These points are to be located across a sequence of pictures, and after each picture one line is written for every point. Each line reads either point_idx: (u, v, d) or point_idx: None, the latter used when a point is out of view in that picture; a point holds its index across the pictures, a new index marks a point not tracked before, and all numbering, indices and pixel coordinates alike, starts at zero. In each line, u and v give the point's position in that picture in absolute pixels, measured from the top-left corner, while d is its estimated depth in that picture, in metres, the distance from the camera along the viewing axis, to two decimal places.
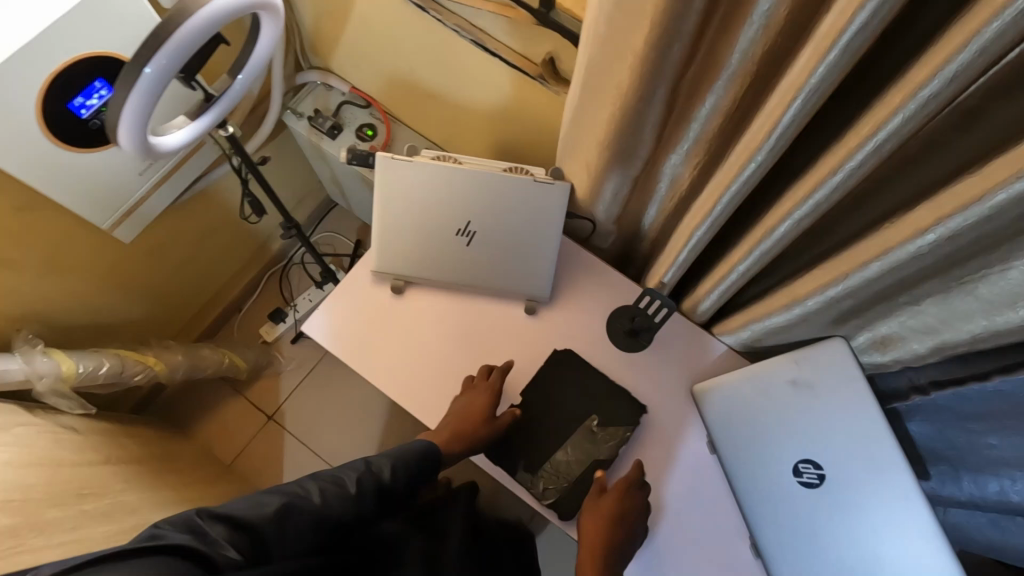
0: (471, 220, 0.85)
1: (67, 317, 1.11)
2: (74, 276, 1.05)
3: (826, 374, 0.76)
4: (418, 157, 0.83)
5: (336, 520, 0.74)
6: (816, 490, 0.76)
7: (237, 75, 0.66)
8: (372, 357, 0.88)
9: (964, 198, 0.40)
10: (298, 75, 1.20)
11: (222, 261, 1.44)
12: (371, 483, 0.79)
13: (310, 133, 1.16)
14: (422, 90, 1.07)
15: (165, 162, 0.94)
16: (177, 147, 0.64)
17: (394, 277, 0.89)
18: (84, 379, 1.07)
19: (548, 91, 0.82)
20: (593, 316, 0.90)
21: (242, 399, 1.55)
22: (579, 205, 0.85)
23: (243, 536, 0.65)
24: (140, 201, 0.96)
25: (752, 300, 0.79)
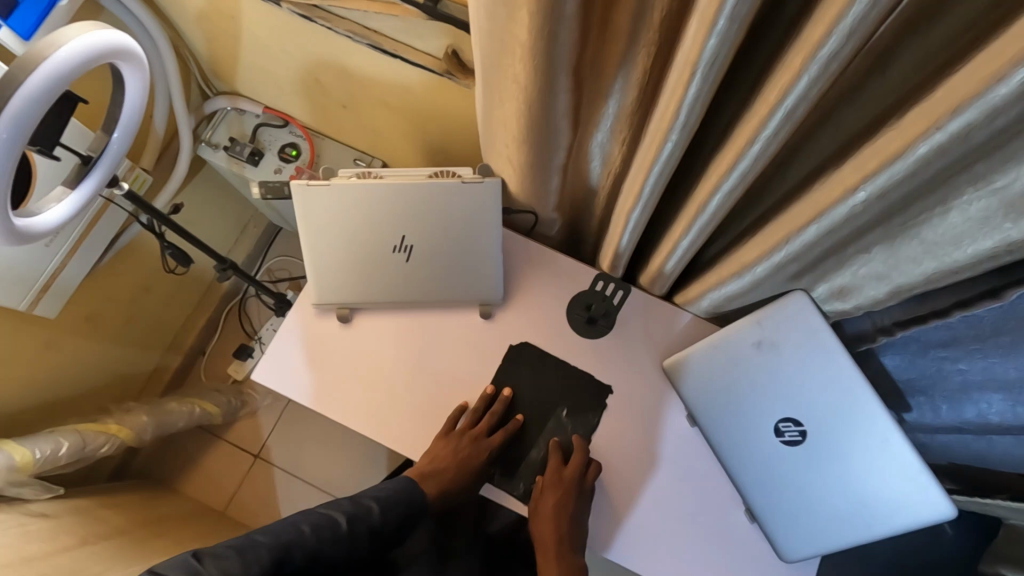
0: (406, 234, 0.81)
1: (11, 402, 1.04)
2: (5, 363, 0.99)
3: (790, 330, 0.72)
4: (336, 178, 0.78)
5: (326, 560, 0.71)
6: (799, 447, 0.74)
7: (111, 132, 0.60)
8: (331, 394, 0.84)
9: (887, 154, 0.37)
10: (205, 103, 1.12)
11: (169, 309, 1.38)
12: (362, 525, 0.75)
13: (230, 164, 1.09)
14: (336, 100, 1.01)
15: (72, 229, 0.89)
16: (56, 223, 0.58)
17: (339, 306, 0.85)
18: (44, 464, 1.02)
19: (458, 85, 0.78)
20: (551, 309, 0.86)
21: (223, 443, 1.51)
22: (515, 198, 0.81)
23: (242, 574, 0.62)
24: (56, 273, 0.90)
25: (705, 267, 0.77)
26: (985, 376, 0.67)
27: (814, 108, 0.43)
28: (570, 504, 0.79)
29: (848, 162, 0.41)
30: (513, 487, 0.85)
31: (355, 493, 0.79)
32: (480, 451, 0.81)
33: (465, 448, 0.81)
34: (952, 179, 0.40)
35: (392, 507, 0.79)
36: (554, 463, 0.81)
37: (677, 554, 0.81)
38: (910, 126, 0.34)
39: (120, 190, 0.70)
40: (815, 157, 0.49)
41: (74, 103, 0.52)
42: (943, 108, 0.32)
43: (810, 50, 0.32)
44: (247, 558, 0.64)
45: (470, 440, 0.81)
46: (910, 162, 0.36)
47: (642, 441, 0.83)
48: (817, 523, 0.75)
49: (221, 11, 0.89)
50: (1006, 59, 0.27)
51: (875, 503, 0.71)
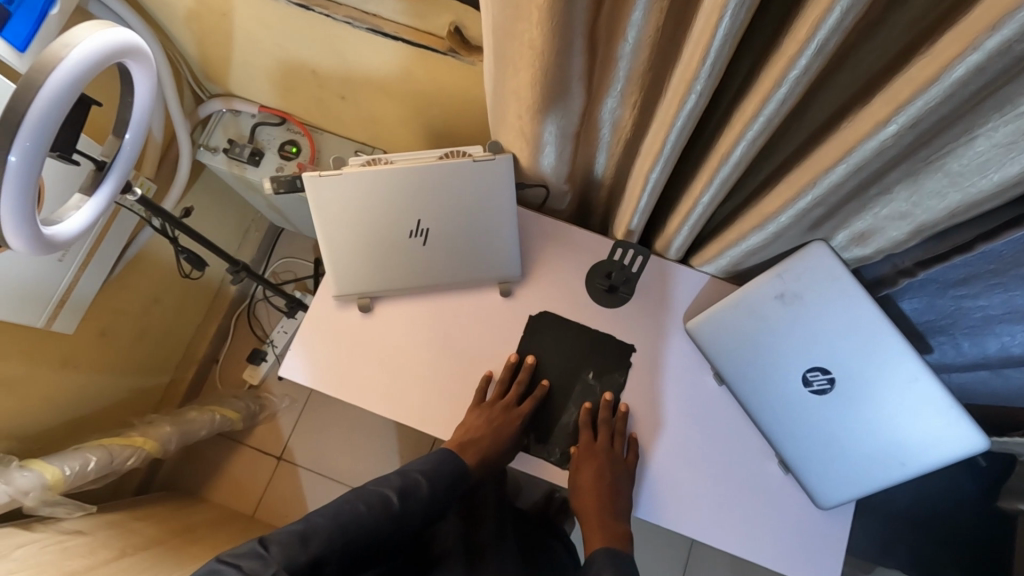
0: (421, 218, 0.81)
1: (35, 423, 1.04)
2: (25, 381, 0.99)
3: (811, 280, 0.73)
4: (347, 167, 0.78)
5: (381, 535, 0.75)
6: (828, 395, 0.75)
7: (123, 134, 0.59)
8: (359, 383, 0.84)
9: (921, 80, 0.37)
10: (200, 108, 1.11)
11: (181, 318, 1.38)
12: (413, 501, 0.78)
13: (231, 166, 1.08)
14: (334, 93, 1.00)
15: (83, 240, 0.88)
16: (78, 229, 0.58)
17: (359, 295, 0.84)
18: (74, 481, 1.02)
19: (462, 63, 0.78)
20: (570, 281, 0.87)
21: (246, 448, 1.52)
22: (526, 173, 0.81)
23: (306, 555, 0.67)
24: (70, 287, 0.90)
25: (721, 225, 0.77)
26: (1008, 308, 0.68)
27: (837, 46, 0.44)
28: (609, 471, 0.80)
29: (877, 95, 0.42)
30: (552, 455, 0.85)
31: (402, 467, 0.82)
32: (514, 418, 0.82)
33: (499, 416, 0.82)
34: (980, 104, 0.41)
35: (436, 480, 0.82)
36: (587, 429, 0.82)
37: (714, 511, 0.82)
38: (946, 47, 0.35)
39: (133, 195, 0.70)
40: (838, 96, 0.49)
41: (88, 106, 0.52)
42: (979, 26, 0.32)
43: None
44: (309, 543, 0.68)
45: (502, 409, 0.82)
46: (946, 84, 0.36)
47: (669, 403, 0.84)
48: (849, 468, 0.76)
49: (211, 10, 0.88)
50: None
51: (904, 442, 0.72)
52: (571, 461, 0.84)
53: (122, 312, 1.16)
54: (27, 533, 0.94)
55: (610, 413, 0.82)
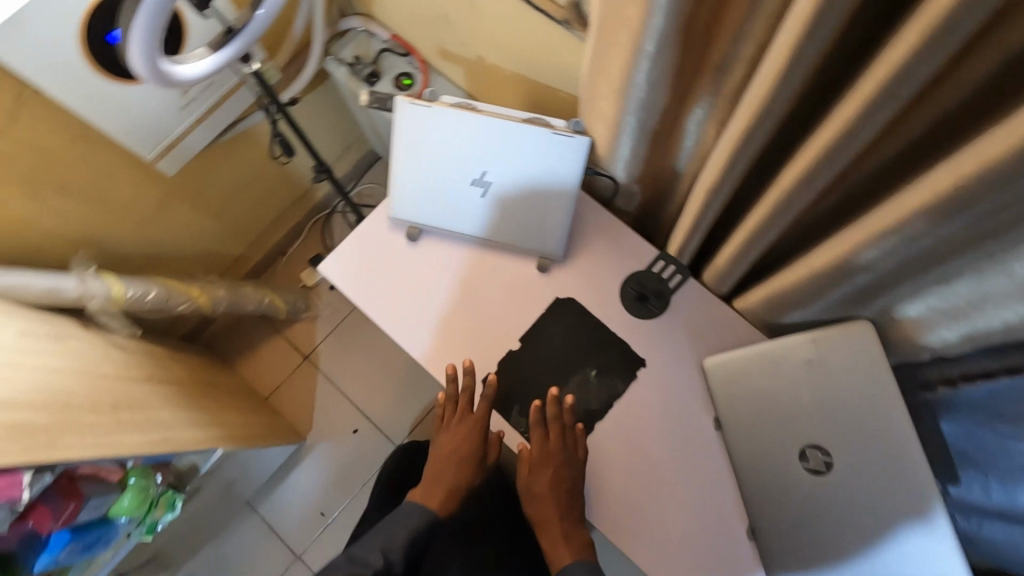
0: (487, 169, 0.84)
1: (120, 244, 1.19)
2: (126, 206, 1.13)
3: (845, 358, 0.70)
4: (437, 103, 0.83)
5: None
6: (822, 478, 0.71)
7: (255, 9, 0.66)
8: (381, 300, 0.89)
9: (988, 159, 0.35)
10: (342, 21, 1.20)
11: (267, 203, 1.51)
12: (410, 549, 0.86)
13: (349, 80, 1.16)
14: (457, 38, 1.05)
15: (206, 98, 0.98)
16: (194, 77, 0.66)
17: (410, 224, 0.89)
18: (132, 303, 1.15)
19: (573, 36, 0.79)
20: (607, 278, 0.87)
21: (282, 338, 1.64)
22: (600, 162, 0.81)
23: None
24: (182, 136, 1.01)
25: (771, 270, 0.74)
26: None
27: (922, 107, 0.41)
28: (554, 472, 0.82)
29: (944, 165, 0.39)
30: (518, 429, 0.86)
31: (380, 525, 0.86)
32: (467, 424, 0.88)
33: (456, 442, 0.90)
34: None
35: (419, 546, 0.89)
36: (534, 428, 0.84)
37: (664, 551, 0.79)
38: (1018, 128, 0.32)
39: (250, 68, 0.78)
40: (919, 168, 0.46)
41: None
42: None
43: (930, 27, 0.31)
44: None
45: (455, 420, 0.89)
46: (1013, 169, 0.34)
47: (662, 429, 0.82)
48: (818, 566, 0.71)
49: None
50: None
51: (890, 548, 0.66)
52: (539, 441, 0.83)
53: (217, 176, 1.27)
54: (84, 330, 1.08)
55: (558, 408, 0.83)
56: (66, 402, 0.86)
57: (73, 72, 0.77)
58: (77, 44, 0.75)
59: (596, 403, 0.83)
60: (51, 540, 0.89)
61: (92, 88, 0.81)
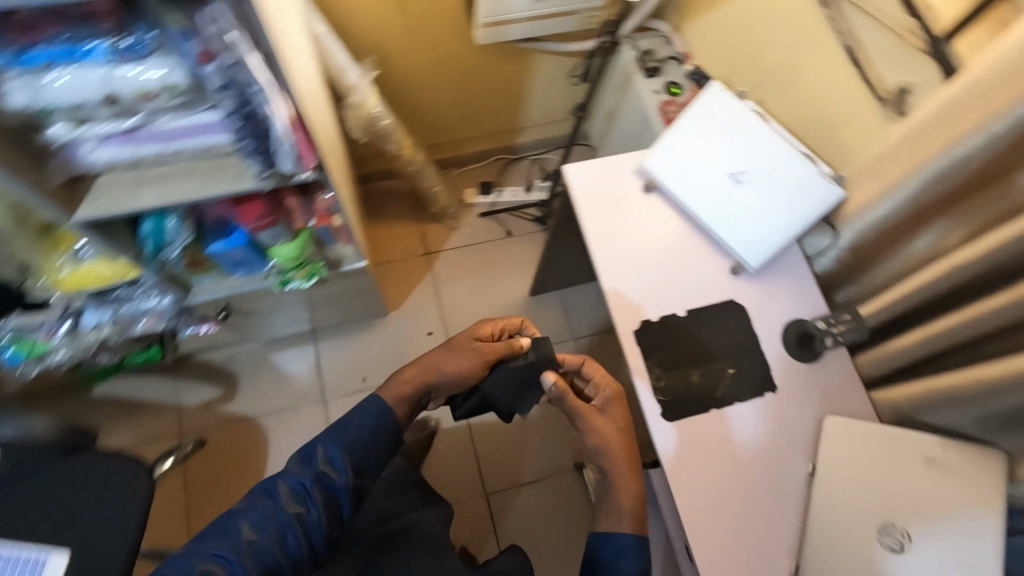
0: (746, 171, 0.96)
1: (395, 74, 1.37)
2: (435, 54, 1.34)
3: (960, 469, 0.80)
4: (743, 102, 0.97)
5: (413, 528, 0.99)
6: (892, 553, 0.80)
7: None
8: (593, 218, 1.01)
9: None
10: (653, 20, 1.40)
11: (486, 119, 1.69)
12: (323, 487, 0.80)
13: (633, 64, 1.37)
14: (748, 74, 1.19)
15: (551, 6, 1.16)
16: None
17: (651, 177, 1.02)
18: (371, 119, 1.32)
19: (879, 116, 0.90)
20: (776, 311, 0.96)
21: (418, 226, 1.81)
22: (835, 218, 0.94)
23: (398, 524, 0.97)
24: (512, 22, 1.18)
25: (932, 374, 0.84)
26: None
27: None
28: (432, 355, 0.93)
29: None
30: (653, 389, 0.91)
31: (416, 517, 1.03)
32: None
33: (467, 342, 0.92)
34: None
35: (352, 465, 0.83)
36: (479, 338, 0.94)
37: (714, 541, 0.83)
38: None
39: None
40: None
41: None
42: None
43: None
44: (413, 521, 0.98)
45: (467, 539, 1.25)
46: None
47: (778, 461, 0.88)
48: None
49: None
50: None
51: None
52: (664, 393, 0.90)
53: (493, 71, 1.46)
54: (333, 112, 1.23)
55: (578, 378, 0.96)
56: None
57: None
58: None
59: (725, 396, 0.91)
60: (233, 233, 1.05)
61: None
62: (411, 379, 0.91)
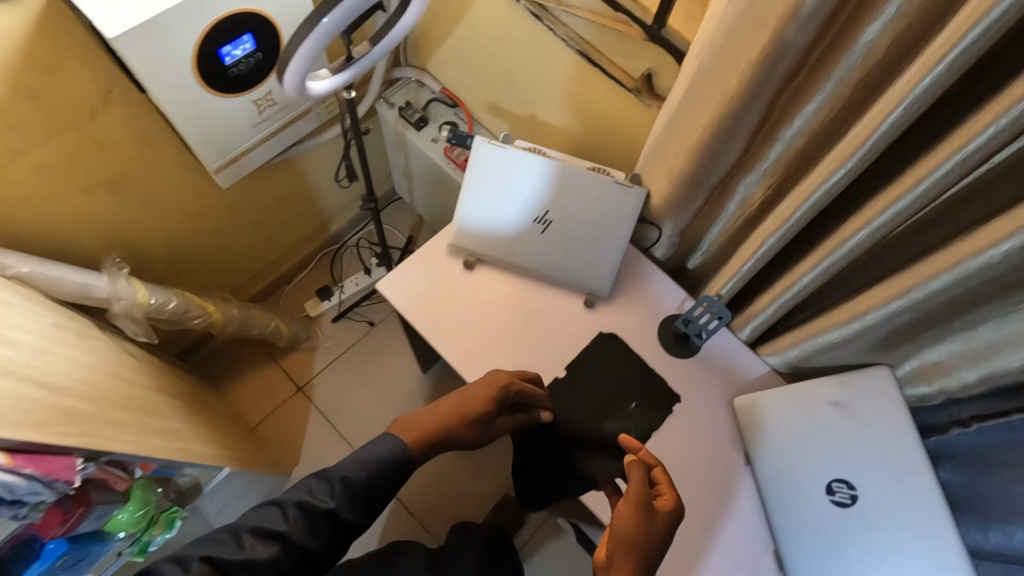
0: (550, 209, 0.92)
1: (152, 250, 1.17)
2: (187, 211, 1.16)
3: (866, 399, 0.81)
4: (512, 145, 0.91)
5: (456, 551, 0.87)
6: (849, 509, 0.79)
7: (377, 44, 0.75)
8: (432, 323, 0.92)
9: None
10: (396, 70, 1.31)
11: (287, 231, 1.53)
12: (307, 527, 0.69)
13: (398, 122, 1.28)
14: (510, 94, 1.13)
15: (278, 119, 1.03)
16: (318, 94, 0.73)
17: (468, 252, 0.95)
18: (153, 311, 1.14)
19: (640, 104, 0.87)
20: (644, 322, 0.94)
21: (276, 366, 1.62)
22: (651, 213, 0.91)
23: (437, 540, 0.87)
24: (245, 151, 1.04)
25: (802, 320, 0.84)
26: None
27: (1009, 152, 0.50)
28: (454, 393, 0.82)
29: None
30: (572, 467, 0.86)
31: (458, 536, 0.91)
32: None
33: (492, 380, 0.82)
34: None
35: (350, 496, 0.72)
36: (509, 376, 0.83)
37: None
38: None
39: (347, 94, 0.85)
40: (947, 244, 0.57)
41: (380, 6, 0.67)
42: None
43: (1008, 104, 0.42)
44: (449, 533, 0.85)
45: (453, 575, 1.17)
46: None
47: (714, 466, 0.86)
48: None
49: None
50: None
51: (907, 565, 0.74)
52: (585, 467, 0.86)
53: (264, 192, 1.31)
54: (100, 334, 1.03)
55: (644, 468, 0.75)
56: (99, 398, 0.84)
57: (182, 81, 0.83)
58: (190, 61, 0.81)
59: (640, 432, 0.88)
60: (47, 549, 0.85)
61: (190, 97, 0.86)
62: (431, 411, 0.82)
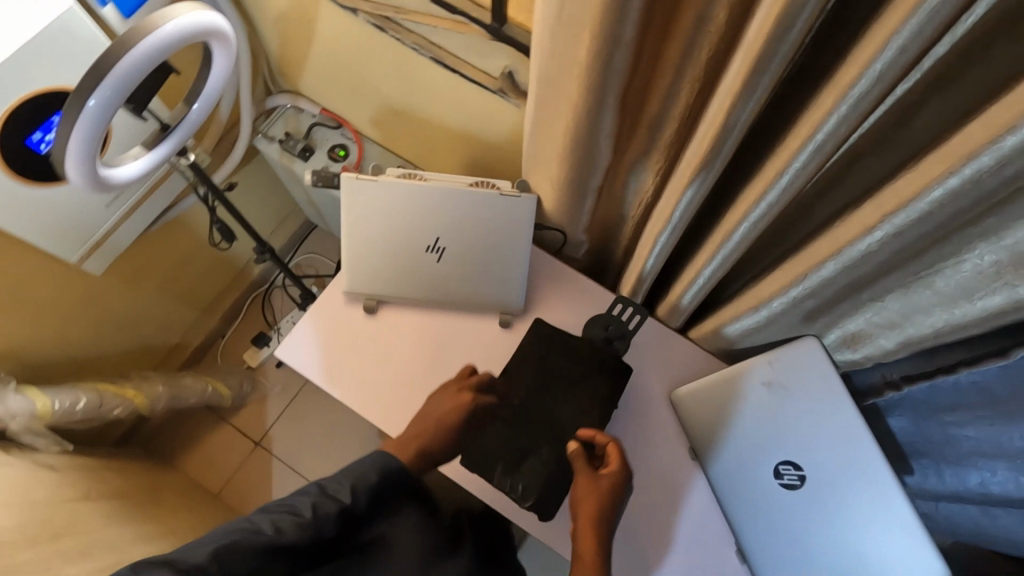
0: (441, 236, 0.85)
1: (44, 351, 1.09)
2: (71, 302, 1.07)
3: (798, 374, 0.76)
4: (384, 175, 0.83)
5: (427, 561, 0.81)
6: (799, 490, 0.76)
7: (192, 104, 0.66)
8: (343, 381, 0.86)
9: (956, 158, 0.35)
10: (268, 99, 1.20)
11: (202, 288, 1.44)
12: (328, 515, 0.68)
13: (282, 156, 1.16)
14: (389, 108, 1.05)
15: (132, 192, 0.94)
16: (131, 178, 0.64)
17: (366, 296, 0.88)
18: (60, 416, 1.06)
19: (510, 105, 0.80)
20: (566, 329, 0.89)
21: (228, 426, 1.54)
22: (548, 217, 0.85)
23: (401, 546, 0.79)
24: (109, 232, 0.96)
25: (722, 301, 0.79)
26: (991, 443, 0.68)
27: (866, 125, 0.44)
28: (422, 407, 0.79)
29: (930, 153, 0.38)
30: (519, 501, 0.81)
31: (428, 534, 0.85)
32: None
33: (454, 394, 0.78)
34: (974, 226, 0.43)
35: (364, 487, 0.71)
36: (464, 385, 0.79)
37: None
38: (997, 114, 0.32)
39: (185, 160, 0.76)
40: (832, 222, 0.52)
41: (167, 71, 0.59)
42: (958, 154, 0.35)
43: (843, 88, 0.37)
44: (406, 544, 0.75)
45: None
46: (979, 164, 0.34)
47: (662, 466, 0.84)
48: (805, 561, 0.75)
49: (300, 14, 0.95)
50: (1003, 121, 0.32)
51: (861, 537, 0.72)
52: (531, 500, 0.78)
53: (158, 258, 1.22)
54: (6, 456, 0.96)
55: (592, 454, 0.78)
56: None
57: None
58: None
59: None
60: None
61: (11, 197, 0.76)
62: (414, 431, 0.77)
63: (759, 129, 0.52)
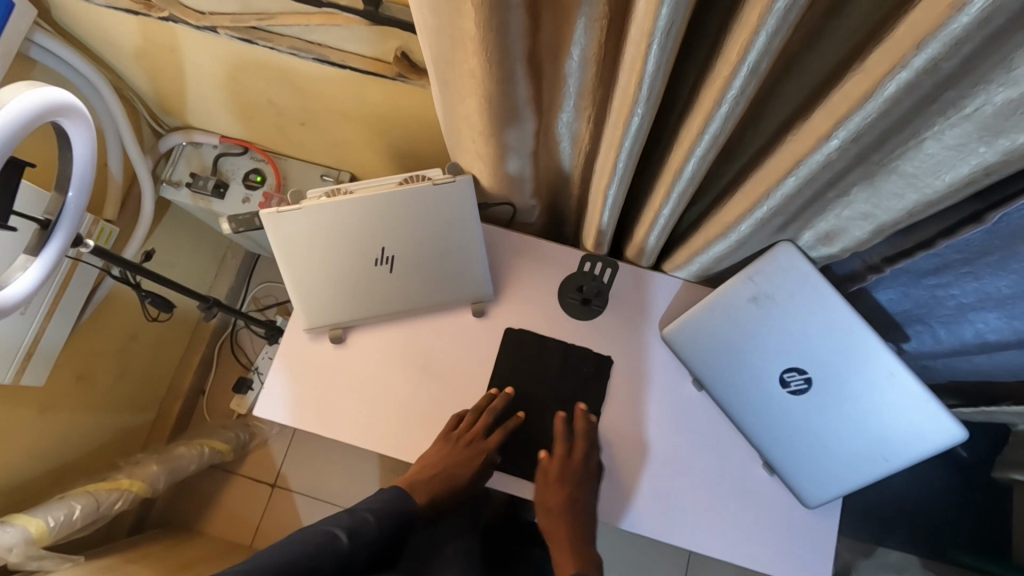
0: (386, 245, 0.79)
1: (17, 473, 1.02)
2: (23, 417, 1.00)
3: (781, 282, 0.72)
4: (306, 200, 0.76)
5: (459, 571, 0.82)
6: (807, 394, 0.75)
7: (66, 192, 0.58)
8: (334, 419, 0.82)
9: (905, 49, 0.32)
10: (160, 142, 1.10)
11: (161, 353, 1.36)
12: (362, 539, 0.72)
13: (196, 200, 1.06)
14: (291, 119, 0.96)
15: (45, 291, 0.87)
16: (26, 293, 0.57)
17: (330, 327, 0.83)
18: (60, 531, 1.01)
19: (415, 87, 0.73)
20: (541, 300, 0.86)
21: (238, 478, 1.50)
22: (489, 193, 0.80)
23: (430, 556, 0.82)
24: (36, 338, 0.88)
25: (688, 230, 0.76)
26: (979, 295, 0.69)
27: (794, 31, 0.40)
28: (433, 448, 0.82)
29: (874, 47, 0.35)
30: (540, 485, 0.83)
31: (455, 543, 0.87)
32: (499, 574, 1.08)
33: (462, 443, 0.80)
34: (930, 107, 0.41)
35: (386, 517, 0.77)
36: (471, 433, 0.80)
37: (690, 522, 0.80)
38: None
39: (85, 248, 0.68)
40: (781, 134, 0.49)
41: (21, 166, 0.52)
42: (906, 45, 0.32)
43: (765, 4, 0.32)
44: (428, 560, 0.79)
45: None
46: (930, 51, 0.31)
47: (671, 405, 0.83)
48: (828, 457, 0.76)
49: (159, 45, 0.85)
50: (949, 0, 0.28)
51: (877, 423, 0.72)
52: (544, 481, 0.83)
53: (104, 342, 1.15)
54: None
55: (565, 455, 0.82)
56: None
57: None
58: None
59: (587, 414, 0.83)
60: None
61: None
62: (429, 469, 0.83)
63: (682, 56, 0.48)
